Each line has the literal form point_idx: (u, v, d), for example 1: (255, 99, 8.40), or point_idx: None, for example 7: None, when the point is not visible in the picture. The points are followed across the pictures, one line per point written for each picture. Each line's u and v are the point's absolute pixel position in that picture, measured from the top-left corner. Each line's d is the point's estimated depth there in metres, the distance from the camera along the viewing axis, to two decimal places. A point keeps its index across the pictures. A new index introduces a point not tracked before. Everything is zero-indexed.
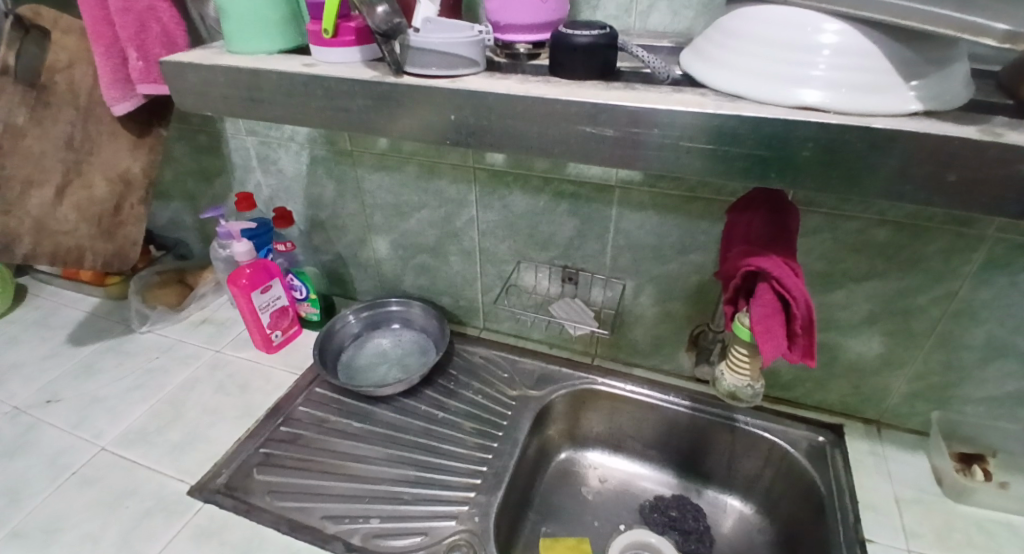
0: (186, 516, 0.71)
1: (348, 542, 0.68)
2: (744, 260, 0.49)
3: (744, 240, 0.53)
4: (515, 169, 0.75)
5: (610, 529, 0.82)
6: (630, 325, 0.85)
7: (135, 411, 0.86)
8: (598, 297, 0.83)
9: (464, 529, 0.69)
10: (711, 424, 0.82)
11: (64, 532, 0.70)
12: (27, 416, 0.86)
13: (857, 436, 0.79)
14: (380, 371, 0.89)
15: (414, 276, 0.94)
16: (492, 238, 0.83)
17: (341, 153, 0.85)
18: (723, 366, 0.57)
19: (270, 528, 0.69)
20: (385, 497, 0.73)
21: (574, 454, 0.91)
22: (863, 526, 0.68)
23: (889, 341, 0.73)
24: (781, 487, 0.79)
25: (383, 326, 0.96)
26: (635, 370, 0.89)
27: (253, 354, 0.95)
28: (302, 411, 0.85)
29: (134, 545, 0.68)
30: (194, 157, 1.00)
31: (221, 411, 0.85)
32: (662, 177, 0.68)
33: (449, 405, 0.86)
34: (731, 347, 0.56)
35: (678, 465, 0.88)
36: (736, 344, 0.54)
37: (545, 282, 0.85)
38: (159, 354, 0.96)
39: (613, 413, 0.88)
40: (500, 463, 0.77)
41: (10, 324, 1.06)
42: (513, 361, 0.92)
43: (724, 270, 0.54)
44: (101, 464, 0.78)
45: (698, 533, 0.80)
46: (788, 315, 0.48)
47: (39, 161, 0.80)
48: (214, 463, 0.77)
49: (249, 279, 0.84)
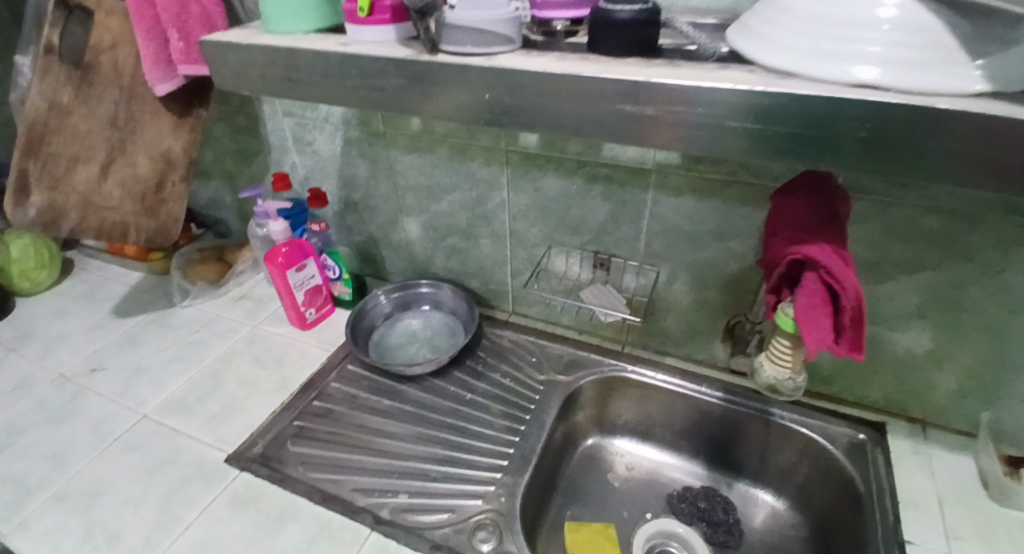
0: (224, 483, 0.74)
1: (377, 514, 0.69)
2: (789, 248, 0.47)
3: (786, 225, 0.51)
4: (548, 150, 0.74)
5: (638, 517, 0.83)
6: (663, 313, 0.83)
7: (177, 382, 0.89)
8: (630, 283, 0.81)
9: (490, 508, 0.70)
10: (744, 417, 0.80)
11: (106, 495, 0.73)
12: (73, 383, 0.91)
13: (899, 434, 0.76)
14: (410, 352, 0.89)
15: (444, 258, 0.94)
16: (523, 221, 0.82)
17: (374, 135, 0.85)
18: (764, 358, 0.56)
19: (303, 499, 0.72)
20: (414, 473, 0.75)
21: (601, 440, 0.91)
22: (902, 525, 0.65)
23: (939, 337, 0.70)
24: (815, 482, 0.78)
25: (413, 307, 0.96)
26: (665, 358, 0.88)
27: (287, 329, 0.96)
28: (334, 387, 0.87)
29: (174, 509, 0.71)
30: (233, 138, 1.02)
31: (258, 384, 0.87)
32: (700, 160, 0.66)
33: (477, 386, 0.86)
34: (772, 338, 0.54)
35: (708, 456, 0.87)
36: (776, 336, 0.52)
37: (576, 267, 0.84)
38: (198, 328, 0.99)
39: (642, 401, 0.87)
40: (527, 446, 0.77)
41: (60, 296, 1.11)
42: (542, 345, 0.91)
43: (766, 257, 0.51)
44: (143, 431, 0.82)
45: (728, 524, 0.80)
46: (835, 305, 0.46)
47: (84, 139, 0.83)
48: (251, 433, 0.80)
49: (285, 258, 0.85)
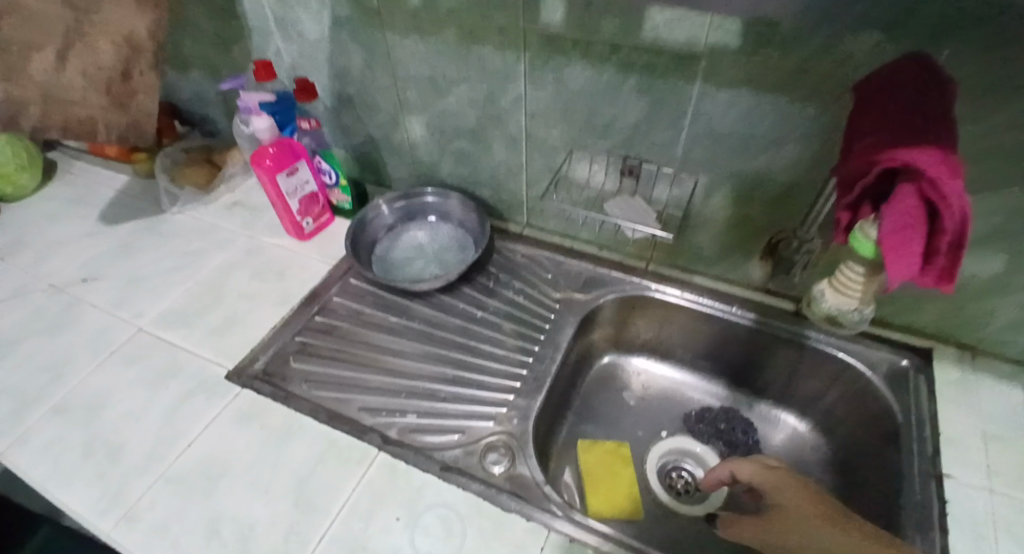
0: (226, 399, 0.71)
1: (385, 435, 0.67)
2: (884, 156, 0.43)
3: (881, 132, 0.45)
4: (575, 33, 0.62)
5: (652, 436, 0.80)
6: (695, 228, 0.75)
7: (171, 293, 0.84)
8: (661, 194, 0.73)
9: (501, 431, 0.66)
10: (774, 340, 0.75)
11: (107, 409, 0.71)
12: (66, 293, 0.86)
13: (944, 364, 0.71)
14: (416, 267, 0.83)
15: (452, 164, 0.85)
16: (542, 121, 0.72)
17: (369, 14, 0.72)
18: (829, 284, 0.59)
19: (309, 418, 0.69)
20: (423, 394, 0.71)
21: (617, 358, 0.87)
22: (942, 458, 0.61)
23: (1011, 260, 0.62)
24: (844, 409, 0.74)
25: (419, 218, 0.88)
26: (694, 278, 0.81)
27: (283, 240, 0.89)
28: (338, 302, 0.82)
29: (177, 424, 0.69)
30: (211, 20, 0.89)
31: (258, 297, 0.82)
32: (762, 44, 0.55)
33: (488, 304, 0.80)
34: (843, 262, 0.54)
35: (730, 378, 0.83)
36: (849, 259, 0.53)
37: (601, 175, 0.75)
38: (194, 238, 0.91)
39: (665, 321, 0.82)
40: (542, 368, 0.72)
41: (46, 201, 1.05)
42: (559, 262, 0.84)
43: (848, 167, 0.47)
44: (141, 344, 0.78)
45: (747, 446, 0.78)
46: (930, 229, 0.43)
47: (35, 19, 0.71)
48: (251, 348, 0.76)
49: (273, 160, 0.77)
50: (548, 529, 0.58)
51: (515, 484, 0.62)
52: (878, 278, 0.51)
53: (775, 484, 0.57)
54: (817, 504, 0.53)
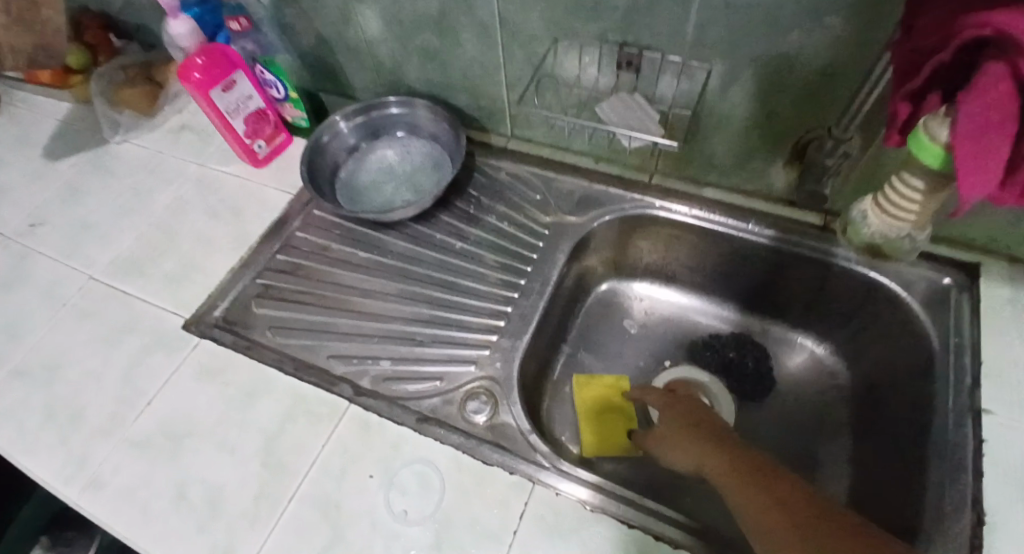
0: (185, 352, 0.64)
1: (358, 385, 0.60)
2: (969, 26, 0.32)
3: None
4: None
5: (655, 367, 0.73)
6: (708, 131, 0.63)
7: (123, 237, 0.74)
8: (667, 90, 0.60)
9: (485, 376, 0.60)
10: (795, 261, 0.66)
11: (64, 369, 0.64)
12: (15, 244, 0.75)
13: (995, 280, 0.60)
14: (386, 193, 0.73)
15: (418, 65, 0.72)
16: (519, 1, 0.58)
17: None
18: (868, 206, 0.48)
19: (274, 369, 0.62)
20: (398, 338, 0.64)
21: (618, 285, 0.78)
22: (982, 392, 0.53)
23: None
24: (872, 334, 0.65)
25: (385, 134, 0.76)
26: (705, 191, 0.69)
27: (239, 169, 0.78)
28: (301, 238, 0.73)
29: (135, 383, 0.62)
30: None
31: (213, 237, 0.73)
32: None
33: (469, 234, 0.71)
34: (893, 178, 0.43)
35: (743, 302, 0.75)
36: (903, 174, 0.42)
37: (593, 70, 0.62)
38: (141, 171, 0.80)
39: (671, 243, 0.72)
40: (529, 304, 0.64)
41: None
42: (549, 179, 0.73)
43: (915, 44, 0.37)
44: (95, 295, 0.69)
45: (759, 375, 0.71)
46: None
47: None
48: (209, 295, 0.68)
49: (203, 73, 0.64)
50: (533, 482, 0.53)
51: (498, 435, 0.56)
52: (936, 195, 0.41)
53: (652, 398, 0.59)
54: (683, 414, 0.55)
